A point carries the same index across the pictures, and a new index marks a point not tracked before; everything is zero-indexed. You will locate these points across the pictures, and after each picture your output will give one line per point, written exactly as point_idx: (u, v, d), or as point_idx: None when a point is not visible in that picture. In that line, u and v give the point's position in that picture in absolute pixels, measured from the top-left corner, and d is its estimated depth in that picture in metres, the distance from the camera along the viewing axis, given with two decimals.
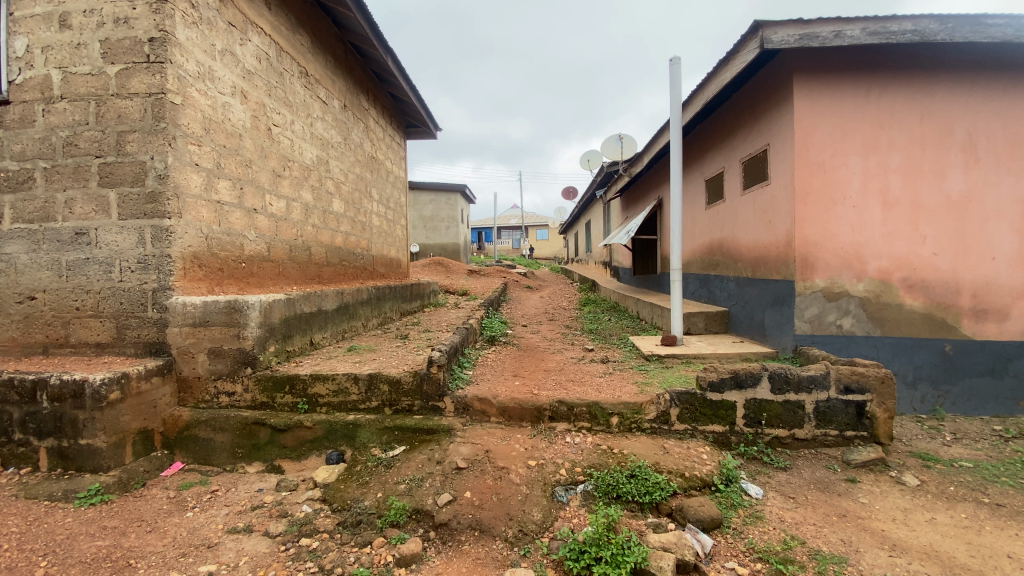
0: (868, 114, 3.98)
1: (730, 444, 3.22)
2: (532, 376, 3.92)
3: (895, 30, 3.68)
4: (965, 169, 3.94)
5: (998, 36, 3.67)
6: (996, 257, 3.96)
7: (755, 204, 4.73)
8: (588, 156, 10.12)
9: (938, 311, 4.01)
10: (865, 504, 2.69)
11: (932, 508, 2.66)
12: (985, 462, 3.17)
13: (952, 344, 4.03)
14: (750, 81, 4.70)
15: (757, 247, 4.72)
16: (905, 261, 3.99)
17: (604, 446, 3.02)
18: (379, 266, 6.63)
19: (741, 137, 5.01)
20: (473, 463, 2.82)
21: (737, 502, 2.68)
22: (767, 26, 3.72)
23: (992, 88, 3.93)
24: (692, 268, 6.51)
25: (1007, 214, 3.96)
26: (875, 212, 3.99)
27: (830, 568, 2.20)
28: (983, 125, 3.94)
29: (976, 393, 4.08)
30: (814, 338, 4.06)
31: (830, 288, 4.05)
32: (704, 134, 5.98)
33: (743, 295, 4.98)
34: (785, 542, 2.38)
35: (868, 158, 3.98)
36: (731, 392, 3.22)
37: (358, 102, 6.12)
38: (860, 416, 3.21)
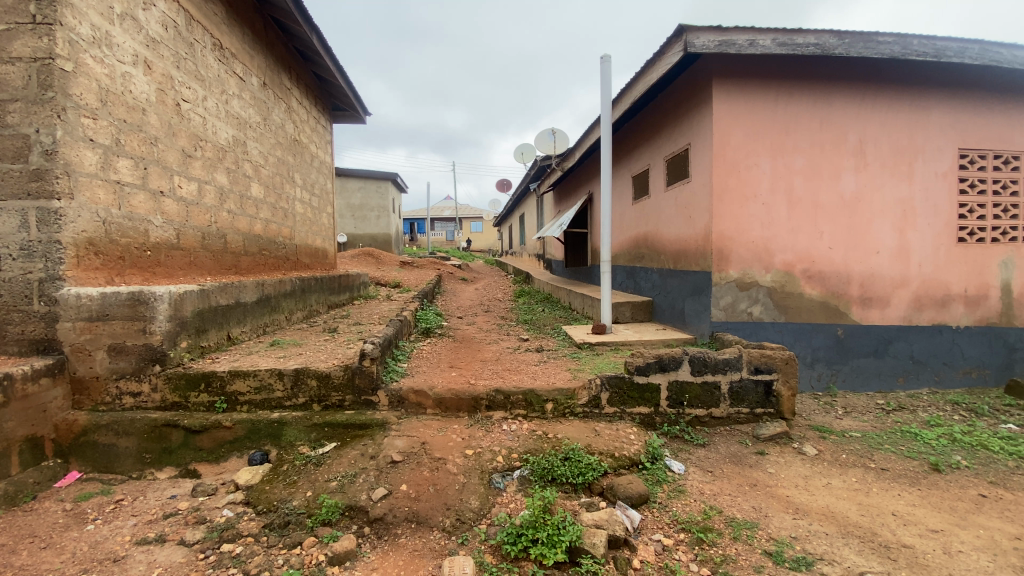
0: (777, 119, 4.34)
1: (655, 425, 3.41)
2: (468, 367, 3.91)
3: (801, 42, 4.03)
4: (856, 171, 4.42)
5: (886, 52, 4.11)
6: (880, 251, 4.48)
7: (678, 200, 5.00)
8: (522, 149, 10.19)
9: (832, 299, 4.48)
10: (773, 474, 2.97)
11: (828, 474, 2.98)
12: (871, 432, 3.60)
13: (843, 328, 4.52)
14: (674, 83, 4.96)
15: (679, 241, 5.00)
16: (806, 254, 4.42)
17: (539, 431, 3.08)
18: (304, 256, 6.30)
19: (665, 136, 5.27)
20: (408, 456, 2.78)
21: (662, 478, 2.86)
22: (690, 30, 3.93)
23: (879, 99, 4.41)
24: (620, 260, 6.78)
25: (889, 212, 4.48)
26: (782, 209, 4.37)
27: (744, 533, 2.41)
28: (871, 133, 4.42)
29: (862, 372, 4.59)
30: (728, 325, 4.40)
31: (742, 278, 4.40)
32: (631, 132, 6.23)
33: (666, 285, 5.26)
34: (705, 512, 2.57)
35: (776, 159, 4.35)
36: (656, 375, 3.41)
37: (279, 80, 5.74)
38: (768, 394, 3.53)
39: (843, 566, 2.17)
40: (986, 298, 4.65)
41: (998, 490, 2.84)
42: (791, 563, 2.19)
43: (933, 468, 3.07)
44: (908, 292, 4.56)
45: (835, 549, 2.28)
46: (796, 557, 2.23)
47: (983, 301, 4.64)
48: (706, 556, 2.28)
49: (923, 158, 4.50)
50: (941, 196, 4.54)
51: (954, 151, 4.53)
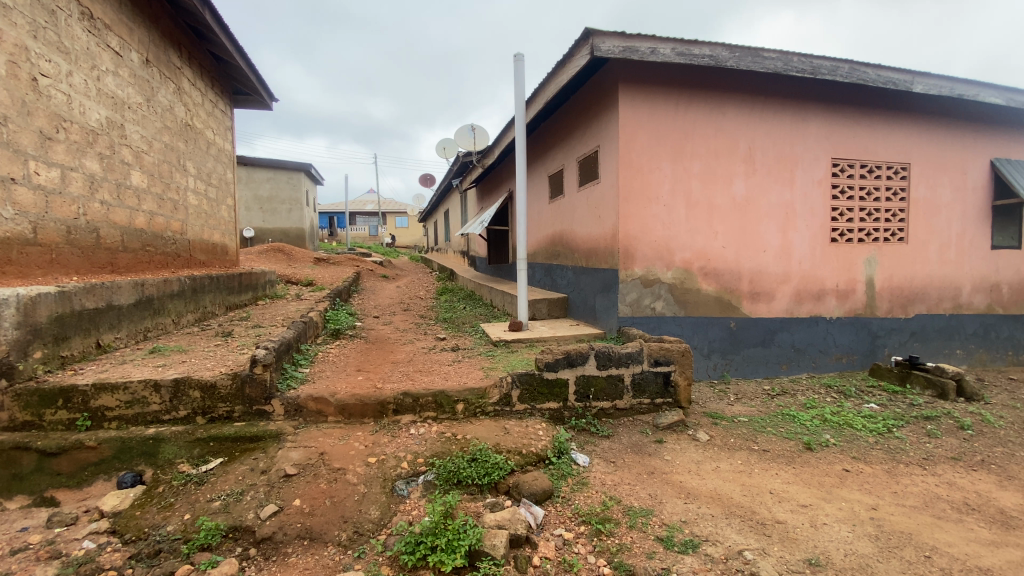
0: (677, 125, 4.58)
1: (563, 419, 3.49)
2: (377, 369, 3.76)
3: (697, 53, 4.28)
4: (746, 177, 4.79)
5: (771, 67, 4.47)
6: (766, 250, 4.90)
7: (589, 200, 5.15)
8: (444, 144, 10.01)
9: (726, 295, 4.83)
10: (669, 461, 3.14)
11: (717, 458, 3.20)
12: (757, 416, 3.92)
13: (735, 321, 4.88)
14: (584, 86, 5.08)
15: (590, 240, 5.15)
16: (702, 253, 4.72)
17: (448, 433, 3.02)
18: (199, 252, 5.76)
19: (577, 137, 5.40)
20: (303, 468, 2.62)
21: (566, 472, 2.92)
22: (596, 34, 4.03)
23: (766, 111, 4.79)
24: (538, 257, 6.88)
25: (774, 215, 4.90)
26: (681, 210, 4.64)
27: (639, 520, 2.51)
28: (759, 141, 4.80)
29: (752, 360, 4.99)
30: (634, 320, 4.60)
31: (647, 276, 4.61)
32: (546, 132, 6.32)
33: (579, 282, 5.41)
34: (604, 503, 2.65)
35: (676, 164, 4.60)
36: (564, 370, 3.48)
37: (166, 57, 5.18)
38: (667, 384, 3.73)
39: (725, 545, 2.31)
40: (854, 292, 5.23)
41: (858, 464, 3.19)
42: (679, 546, 2.31)
43: (806, 448, 3.39)
44: (791, 287, 5.02)
45: (719, 530, 2.43)
46: (685, 540, 2.35)
47: (851, 295, 5.22)
48: (603, 546, 2.34)
49: (803, 166, 4.96)
50: (818, 201, 5.04)
51: (828, 160, 5.04)
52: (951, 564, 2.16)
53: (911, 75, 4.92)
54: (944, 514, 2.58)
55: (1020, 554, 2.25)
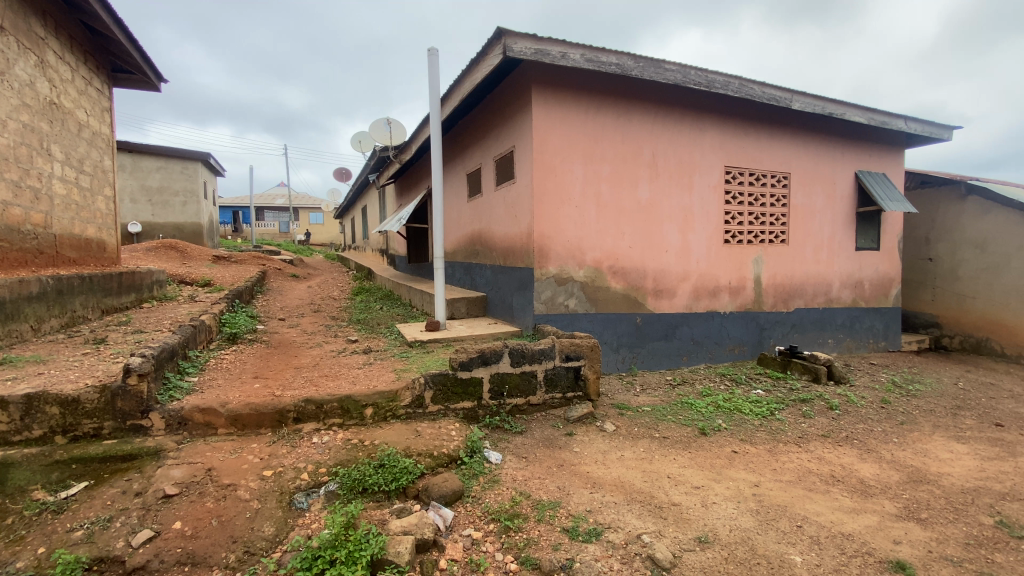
0: (588, 129, 4.76)
1: (477, 418, 3.49)
2: (278, 376, 3.53)
3: (605, 61, 4.46)
4: (649, 181, 5.08)
5: (672, 79, 4.77)
6: (668, 250, 5.23)
7: (505, 199, 5.20)
8: (359, 137, 9.64)
9: (633, 292, 5.10)
10: (578, 453, 3.25)
11: (622, 447, 3.37)
12: (660, 405, 4.18)
13: (642, 317, 5.17)
14: (499, 86, 5.12)
15: (506, 239, 5.21)
16: (611, 253, 4.95)
17: (354, 439, 2.90)
18: (68, 249, 5.06)
19: (493, 137, 5.42)
20: (186, 488, 2.39)
21: (478, 471, 2.92)
22: (508, 35, 4.07)
23: (668, 119, 5.11)
24: (457, 256, 6.83)
25: (675, 217, 5.25)
26: (591, 211, 4.83)
27: (547, 513, 2.57)
28: (662, 147, 5.11)
29: (657, 353, 5.30)
30: (549, 317, 4.72)
31: (560, 274, 4.74)
32: (463, 130, 6.29)
33: (497, 281, 5.44)
34: (514, 499, 2.68)
35: (586, 167, 4.77)
36: (478, 369, 3.48)
37: (25, 25, 4.49)
38: (577, 378, 3.86)
39: (625, 530, 2.41)
40: (744, 288, 5.74)
41: (744, 445, 3.50)
42: (584, 536, 2.37)
43: (701, 433, 3.67)
44: (690, 285, 5.40)
45: (621, 516, 2.53)
46: (589, 529, 2.42)
47: (741, 291, 5.72)
48: (511, 542, 2.36)
49: (700, 172, 5.35)
50: (713, 205, 5.47)
51: (722, 168, 5.48)
52: (818, 530, 2.38)
53: (790, 93, 5.48)
54: (814, 486, 2.89)
55: (874, 517, 2.51)
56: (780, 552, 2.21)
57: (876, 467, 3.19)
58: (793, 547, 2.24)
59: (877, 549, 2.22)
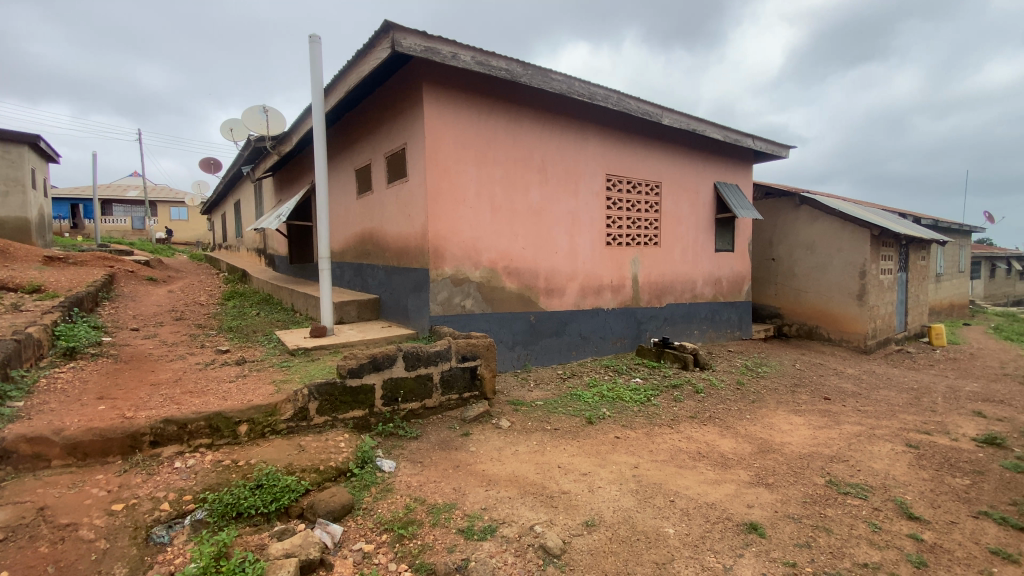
0: (480, 131, 4.81)
1: (369, 426, 3.36)
2: (130, 395, 3.08)
3: (495, 65, 4.55)
4: (540, 185, 5.28)
5: (558, 88, 5.02)
6: (558, 252, 5.50)
7: (397, 198, 5.06)
8: (231, 124, 8.75)
9: (526, 292, 5.27)
10: (473, 452, 3.27)
11: (517, 442, 3.46)
12: (552, 399, 4.36)
13: (535, 315, 5.35)
14: (389, 81, 4.97)
15: (399, 239, 5.08)
16: (505, 253, 5.06)
17: (227, 460, 2.63)
18: None
19: (383, 133, 5.26)
20: (13, 531, 1.99)
21: (370, 481, 2.82)
22: (396, 29, 3.97)
23: (555, 127, 5.36)
24: (346, 257, 6.50)
25: (564, 220, 5.52)
26: (485, 213, 4.89)
27: (442, 516, 2.55)
28: (550, 153, 5.35)
29: (550, 349, 5.52)
30: (445, 318, 4.68)
31: (455, 275, 4.73)
32: (350, 124, 6.01)
33: (390, 283, 5.29)
34: (408, 507, 2.62)
35: (480, 168, 4.83)
36: (370, 375, 3.35)
37: None
38: (473, 378, 3.90)
39: (518, 524, 2.47)
40: (625, 287, 6.22)
41: (626, 431, 3.79)
42: (479, 534, 2.39)
43: (589, 422, 3.90)
44: (578, 284, 5.73)
45: (515, 510, 2.60)
46: (484, 527, 2.45)
47: (623, 289, 6.20)
48: (405, 551, 2.30)
49: (585, 179, 5.69)
50: (597, 209, 5.85)
51: (604, 175, 5.89)
52: (687, 503, 2.64)
53: (661, 110, 6.06)
54: (684, 463, 3.21)
55: (732, 486, 2.85)
56: (656, 526, 2.41)
57: (733, 441, 3.65)
58: (667, 520, 2.45)
59: (734, 514, 2.50)
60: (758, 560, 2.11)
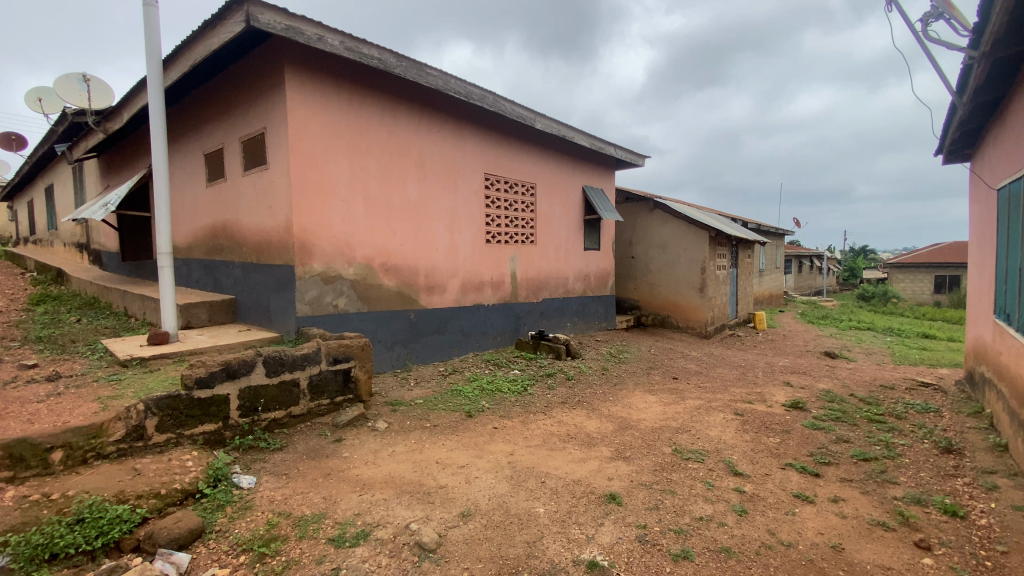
0: (351, 121, 4.60)
1: (223, 441, 3.03)
2: None
3: (366, 53, 4.37)
4: (417, 180, 5.20)
5: (433, 83, 4.99)
6: (438, 249, 5.47)
7: (256, 187, 4.62)
8: (37, 92, 7.23)
9: (404, 289, 5.15)
10: (346, 458, 3.12)
11: (393, 442, 3.38)
12: (431, 396, 4.34)
13: (414, 313, 5.26)
14: (245, 58, 4.52)
15: (260, 233, 4.63)
16: (382, 249, 4.90)
17: (35, 495, 2.19)
18: None
19: (239, 115, 4.76)
20: None
21: (225, 500, 2.54)
22: (251, 1, 3.62)
23: (432, 122, 5.32)
24: (194, 253, 5.75)
25: (443, 217, 5.51)
26: (359, 207, 4.68)
27: (310, 528, 2.39)
28: (427, 148, 5.29)
29: (430, 347, 5.46)
30: (314, 319, 4.38)
31: (326, 272, 4.46)
32: (198, 103, 5.33)
33: (249, 281, 4.81)
34: (270, 523, 2.42)
35: (352, 160, 4.61)
36: (223, 385, 3.03)
37: None
38: (347, 381, 3.73)
39: (393, 524, 2.41)
40: (504, 283, 6.40)
41: (503, 421, 3.92)
42: (350, 541, 2.28)
43: (468, 416, 3.95)
44: (459, 280, 5.76)
45: (390, 511, 2.53)
46: (356, 532, 2.35)
47: (501, 286, 6.37)
48: (266, 570, 2.10)
49: (464, 176, 5.74)
50: (475, 207, 5.92)
51: (482, 174, 5.99)
52: (556, 482, 2.82)
53: (534, 114, 6.33)
54: (555, 445, 3.42)
55: (596, 462, 3.11)
56: (528, 507, 2.53)
57: (598, 422, 3.97)
58: (538, 501, 2.59)
59: (597, 488, 2.73)
60: (616, 526, 2.32)
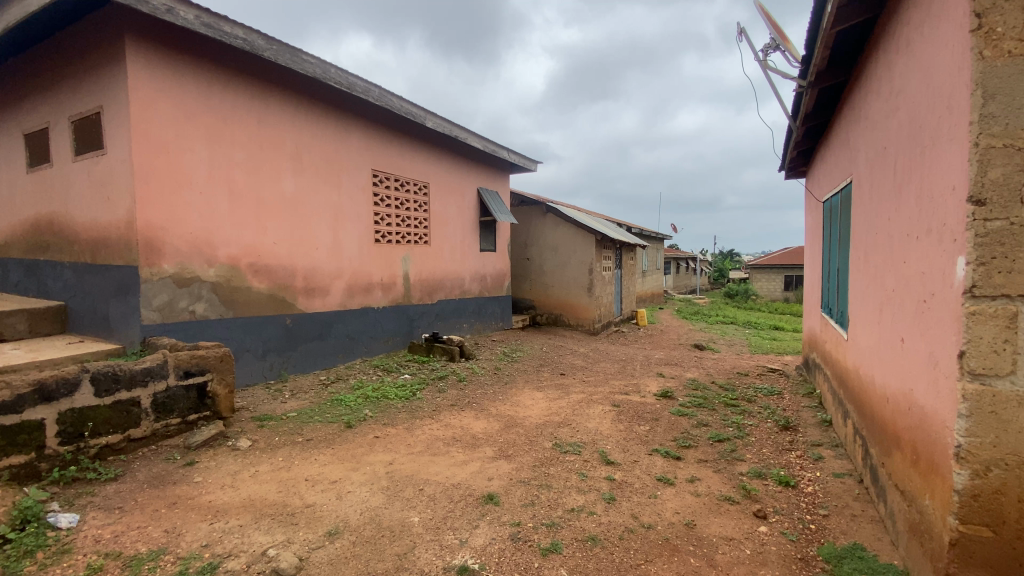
0: (212, 106, 4.13)
1: (36, 476, 2.53)
2: None
3: (228, 32, 3.96)
4: (293, 174, 4.83)
5: (310, 71, 4.65)
6: (318, 248, 5.12)
7: (90, 175, 3.96)
8: None
9: (279, 291, 4.74)
10: (198, 483, 2.77)
11: (256, 462, 3.07)
12: (307, 408, 4.04)
13: (290, 318, 4.87)
14: (74, 23, 3.86)
15: (95, 228, 3.98)
16: (251, 249, 4.47)
17: None
18: None
19: (68, 90, 4.05)
20: None
21: (35, 545, 2.10)
22: None
23: (310, 113, 4.97)
24: (11, 252, 4.79)
25: (323, 214, 5.17)
26: (222, 201, 4.22)
27: (145, 566, 2.05)
28: (305, 141, 4.93)
29: (309, 355, 5.08)
30: (165, 328, 3.86)
31: (180, 274, 3.96)
32: (14, 71, 4.45)
33: (82, 285, 4.11)
34: (93, 566, 2.04)
35: (213, 148, 4.15)
36: (36, 409, 2.54)
37: None
38: (201, 397, 3.34)
39: (248, 552, 2.17)
40: (394, 285, 6.18)
41: (385, 429, 3.75)
42: None
43: (347, 426, 3.73)
44: (343, 282, 5.44)
45: (246, 538, 2.27)
46: (202, 566, 2.07)
47: (392, 288, 6.14)
48: None
49: (348, 172, 5.44)
50: (362, 205, 5.64)
51: (369, 170, 5.72)
52: (434, 488, 2.74)
53: (424, 111, 6.20)
54: (437, 450, 3.34)
55: (477, 463, 3.10)
56: (402, 518, 2.43)
57: (484, 422, 3.97)
58: (413, 510, 2.50)
59: (475, 490, 2.71)
60: (491, 527, 2.31)
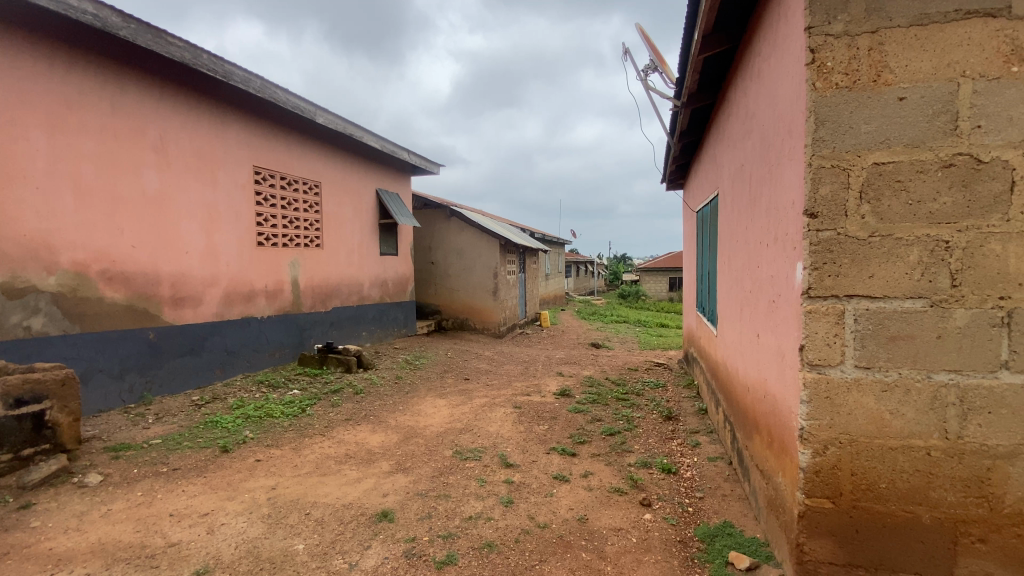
0: (51, 88, 3.55)
1: None
2: None
3: (72, 4, 3.42)
4: (157, 169, 4.29)
5: (178, 56, 4.16)
6: (188, 252, 4.59)
7: None
8: None
9: (139, 301, 4.18)
10: (34, 529, 2.33)
11: (109, 499, 2.66)
12: (174, 433, 3.59)
13: (154, 332, 4.31)
14: None
15: None
16: (104, 253, 3.89)
17: None
18: None
19: None
20: None
21: None
22: None
23: (178, 102, 4.46)
24: None
25: (195, 214, 4.64)
26: (65, 198, 3.63)
27: None
28: (171, 132, 4.40)
29: (178, 372, 4.53)
30: None
31: (7, 283, 3.34)
32: None
33: None
34: None
35: (52, 137, 3.55)
36: None
37: None
38: (39, 428, 2.83)
39: None
40: (281, 292, 5.74)
41: (268, 451, 3.45)
42: None
43: (222, 450, 3.38)
44: (219, 289, 4.94)
45: None
46: None
47: (279, 295, 5.70)
48: None
49: (224, 169, 4.95)
50: (242, 204, 5.18)
51: (250, 167, 5.25)
52: (323, 511, 2.57)
53: (314, 107, 5.83)
54: (328, 469, 3.14)
55: (371, 480, 2.96)
56: (285, 547, 2.25)
57: (381, 435, 3.82)
58: (298, 536, 2.32)
59: (369, 508, 2.58)
60: (384, 546, 2.22)
